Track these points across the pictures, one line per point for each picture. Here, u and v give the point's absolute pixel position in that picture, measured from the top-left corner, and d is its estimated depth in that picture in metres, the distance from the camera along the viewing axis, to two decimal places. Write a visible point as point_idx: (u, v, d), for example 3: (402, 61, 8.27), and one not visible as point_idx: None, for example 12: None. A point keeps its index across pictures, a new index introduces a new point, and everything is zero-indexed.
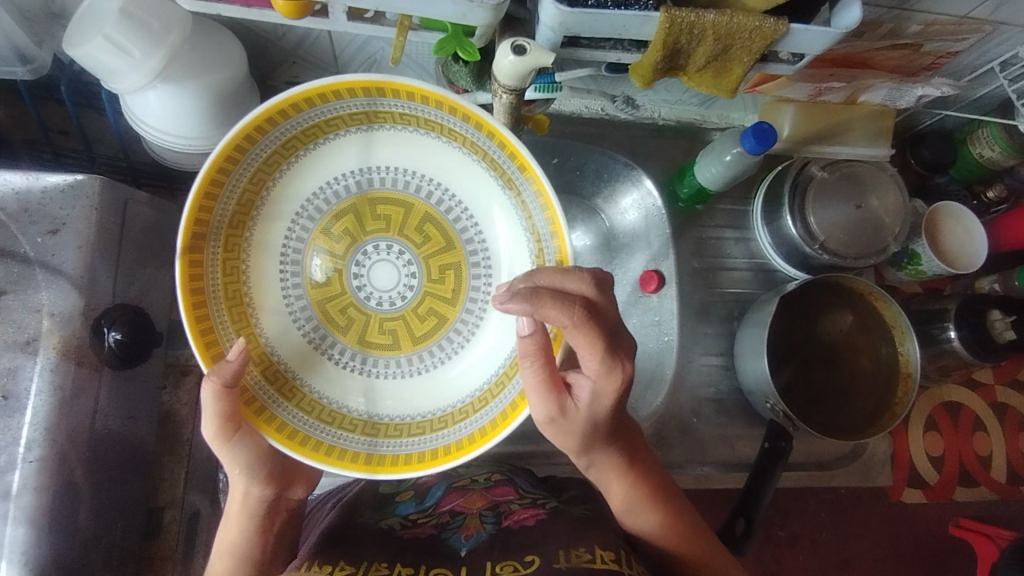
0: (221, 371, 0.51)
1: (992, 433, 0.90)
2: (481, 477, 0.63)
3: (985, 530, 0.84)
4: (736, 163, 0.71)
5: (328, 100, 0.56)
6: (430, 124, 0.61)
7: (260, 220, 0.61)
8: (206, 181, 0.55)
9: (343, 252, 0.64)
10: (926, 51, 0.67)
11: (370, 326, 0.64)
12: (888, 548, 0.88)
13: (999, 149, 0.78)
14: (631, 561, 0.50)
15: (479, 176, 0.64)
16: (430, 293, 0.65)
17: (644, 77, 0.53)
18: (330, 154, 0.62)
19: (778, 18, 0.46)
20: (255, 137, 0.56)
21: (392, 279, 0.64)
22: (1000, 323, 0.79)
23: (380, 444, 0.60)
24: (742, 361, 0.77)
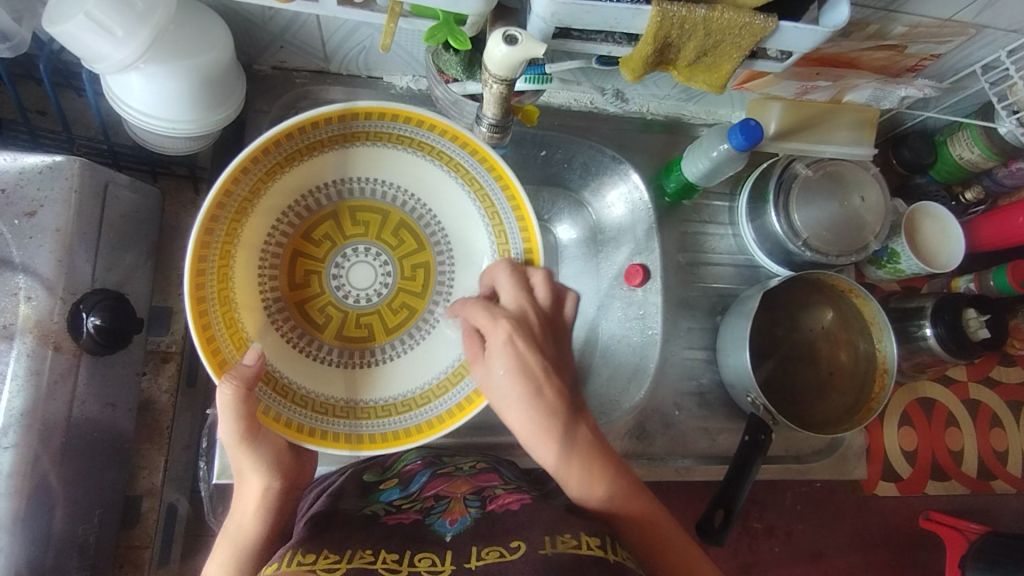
0: (241, 374, 0.54)
1: (964, 429, 0.92)
2: (466, 465, 0.63)
3: (955, 523, 0.86)
4: (721, 158, 0.72)
5: (325, 123, 0.60)
6: (421, 144, 0.64)
7: (248, 225, 0.61)
8: (219, 195, 0.57)
9: (322, 256, 0.65)
10: (910, 53, 0.68)
11: (347, 323, 0.65)
12: (859, 541, 0.90)
13: (979, 151, 0.79)
14: (616, 548, 0.50)
15: (455, 194, 0.66)
16: (404, 290, 0.67)
17: (634, 71, 0.53)
18: (313, 169, 0.63)
19: (768, 15, 0.47)
20: (268, 152, 0.58)
21: (368, 276, 0.66)
22: (975, 322, 0.81)
23: (359, 423, 0.61)
24: (725, 355, 0.78)
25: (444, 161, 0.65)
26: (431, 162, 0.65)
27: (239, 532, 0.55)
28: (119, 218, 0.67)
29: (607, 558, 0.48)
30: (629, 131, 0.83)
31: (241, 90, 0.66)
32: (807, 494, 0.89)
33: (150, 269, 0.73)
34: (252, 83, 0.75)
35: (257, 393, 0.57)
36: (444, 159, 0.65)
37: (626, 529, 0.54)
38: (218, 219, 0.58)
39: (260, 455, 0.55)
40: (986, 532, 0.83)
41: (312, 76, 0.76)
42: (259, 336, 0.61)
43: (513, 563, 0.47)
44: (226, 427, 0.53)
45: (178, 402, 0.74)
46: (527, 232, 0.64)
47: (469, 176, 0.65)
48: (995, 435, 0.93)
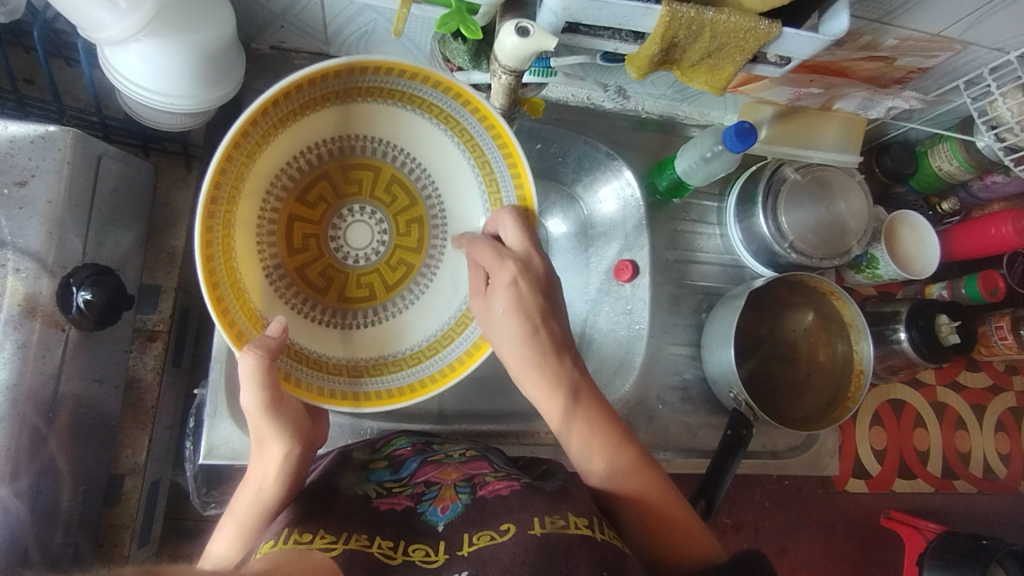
0: (264, 345, 0.55)
1: (930, 430, 0.96)
2: (456, 453, 0.64)
3: (915, 522, 0.91)
4: (715, 159, 0.74)
5: (313, 84, 0.58)
6: (413, 99, 0.62)
7: (245, 195, 0.59)
8: (216, 172, 0.55)
9: (318, 218, 0.65)
10: (899, 65, 0.70)
11: (345, 284, 0.66)
12: (824, 537, 0.93)
13: (957, 164, 0.83)
14: (603, 527, 0.52)
15: (446, 147, 0.65)
16: (399, 249, 0.67)
17: (639, 68, 0.54)
18: (304, 130, 0.62)
19: (772, 21, 0.48)
20: (260, 118, 0.56)
21: (365, 237, 0.67)
22: (946, 327, 0.85)
23: (372, 380, 0.63)
24: (709, 351, 0.80)
25: (433, 114, 0.63)
26: (420, 114, 0.64)
27: (254, 496, 0.56)
28: (109, 192, 0.66)
29: (594, 537, 0.50)
30: (622, 129, 0.84)
31: (240, 67, 0.65)
32: (776, 491, 0.92)
33: (140, 245, 0.72)
34: (250, 62, 0.74)
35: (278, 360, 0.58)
36: (433, 111, 0.63)
37: (622, 508, 0.57)
38: (218, 194, 0.56)
39: (276, 421, 0.56)
40: (944, 532, 0.87)
41: (311, 57, 0.76)
42: (267, 306, 0.61)
43: (506, 548, 0.48)
44: (253, 398, 0.55)
45: (163, 380, 0.74)
46: (521, 185, 0.63)
47: (459, 127, 0.63)
48: (959, 436, 0.97)
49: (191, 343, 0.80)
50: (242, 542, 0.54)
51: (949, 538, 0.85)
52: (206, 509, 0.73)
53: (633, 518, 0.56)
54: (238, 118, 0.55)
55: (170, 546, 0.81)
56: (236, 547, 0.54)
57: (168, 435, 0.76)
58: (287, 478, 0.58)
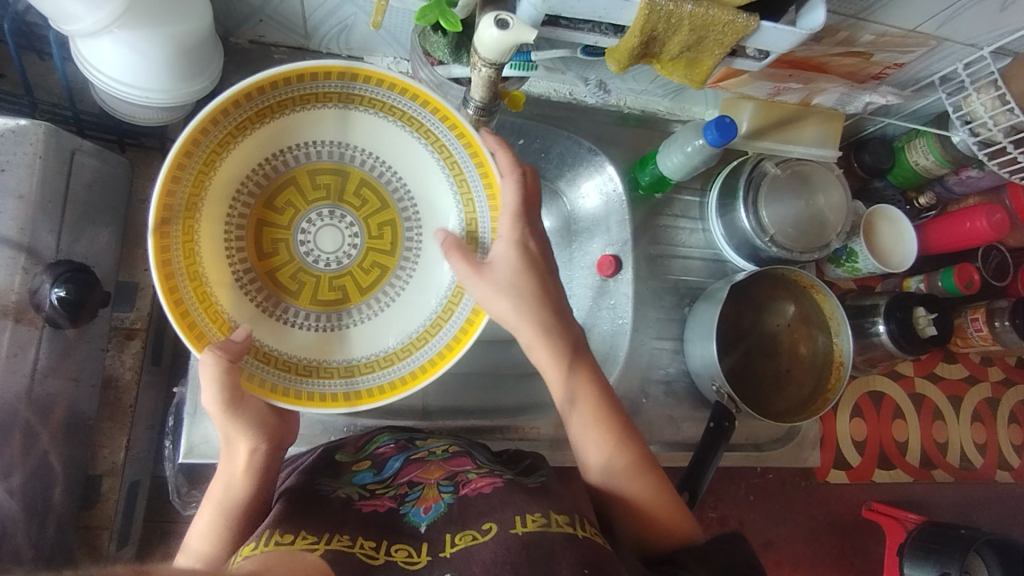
0: (225, 347, 0.55)
1: (909, 422, 0.97)
2: (439, 450, 0.64)
3: (896, 514, 0.92)
4: (696, 153, 0.74)
5: (267, 90, 0.58)
6: (374, 102, 0.62)
7: (207, 202, 0.59)
8: (168, 179, 0.55)
9: (288, 223, 0.64)
10: (875, 60, 0.71)
11: (319, 287, 0.65)
12: (808, 529, 0.94)
13: (933, 159, 0.84)
14: (584, 524, 0.52)
15: (411, 148, 0.65)
16: (371, 252, 0.66)
17: (620, 62, 0.53)
18: (266, 138, 0.61)
19: (750, 14, 0.48)
20: (212, 126, 0.56)
21: (337, 241, 0.65)
22: (924, 319, 0.86)
23: (355, 381, 0.62)
24: (692, 346, 0.81)
25: (394, 115, 0.63)
26: (381, 116, 0.63)
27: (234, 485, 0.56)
28: (84, 188, 0.65)
29: (576, 535, 0.50)
30: (605, 124, 0.85)
31: (216, 60, 0.65)
32: (759, 485, 0.93)
33: (117, 242, 0.71)
34: (228, 56, 0.74)
35: (242, 361, 0.58)
36: (395, 112, 0.63)
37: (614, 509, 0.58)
38: (172, 202, 0.56)
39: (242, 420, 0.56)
40: (923, 521, 0.88)
41: (291, 52, 0.75)
42: (234, 310, 0.60)
43: (487, 548, 0.48)
44: (213, 397, 0.54)
45: (142, 379, 0.73)
46: (493, 198, 0.64)
47: (423, 127, 0.63)
48: (937, 427, 0.98)
49: (171, 343, 0.79)
50: (220, 539, 0.54)
51: (931, 528, 0.86)
52: (186, 510, 0.72)
53: (627, 518, 0.58)
54: (186, 126, 0.54)
55: (150, 548, 0.80)
56: (216, 545, 0.54)
57: (147, 435, 0.75)
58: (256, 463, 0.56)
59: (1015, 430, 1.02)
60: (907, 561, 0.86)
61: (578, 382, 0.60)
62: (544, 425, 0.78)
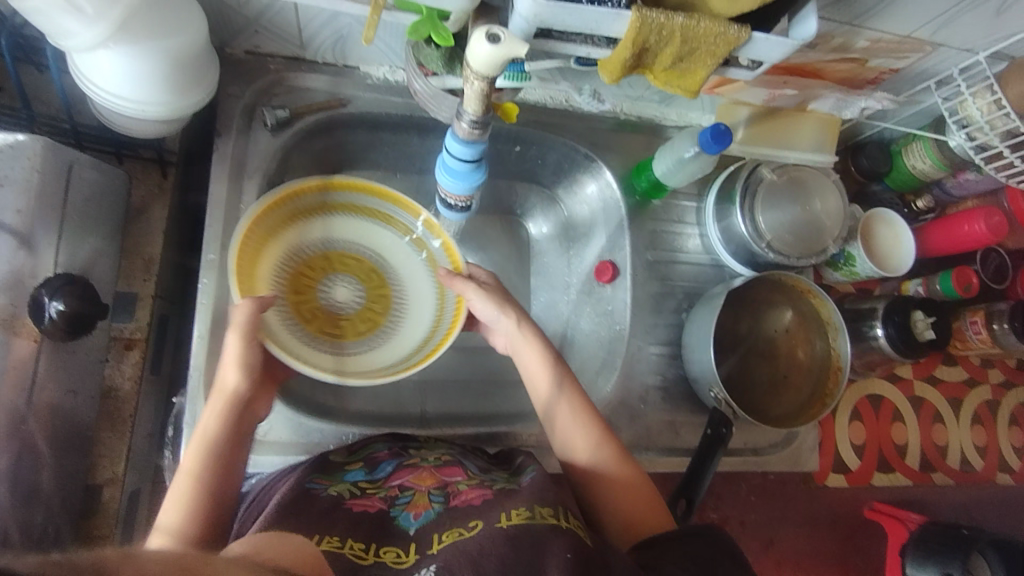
0: (262, 299, 0.62)
1: (908, 425, 0.97)
2: (431, 456, 0.64)
3: (897, 514, 0.91)
4: (694, 159, 0.75)
5: (304, 194, 0.72)
6: (364, 210, 0.77)
7: (263, 267, 0.69)
8: (237, 242, 0.65)
9: (308, 289, 0.74)
10: (870, 66, 0.72)
11: (329, 325, 0.73)
12: (810, 528, 0.90)
13: (930, 163, 0.84)
14: (568, 516, 0.53)
15: (391, 237, 0.79)
16: (369, 308, 0.76)
17: (612, 73, 0.53)
18: (295, 235, 0.73)
19: (741, 26, 0.49)
20: (275, 209, 0.70)
21: (346, 295, 0.76)
22: (921, 323, 0.86)
23: (396, 364, 0.71)
24: (690, 351, 0.81)
25: (378, 219, 0.78)
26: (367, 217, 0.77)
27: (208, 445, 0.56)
28: (82, 200, 0.66)
29: (560, 526, 0.51)
30: (601, 130, 0.85)
31: (212, 73, 0.65)
32: (760, 484, 0.89)
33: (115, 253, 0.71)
34: (225, 67, 0.75)
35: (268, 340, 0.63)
36: (377, 216, 0.78)
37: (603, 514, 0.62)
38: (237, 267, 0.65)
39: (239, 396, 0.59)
40: (927, 522, 0.88)
41: (286, 62, 0.76)
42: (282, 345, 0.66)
43: (474, 540, 0.49)
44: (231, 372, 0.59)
45: (141, 390, 0.73)
46: (449, 252, 0.76)
47: (395, 220, 0.78)
48: (936, 430, 0.98)
49: (170, 350, 0.79)
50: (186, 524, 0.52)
51: (935, 529, 0.85)
52: None
53: (614, 506, 0.61)
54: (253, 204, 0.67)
55: None
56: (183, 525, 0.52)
57: (146, 445, 0.76)
58: (238, 429, 0.58)
59: (1016, 432, 1.02)
60: (908, 562, 0.85)
61: (561, 372, 0.67)
62: (542, 431, 0.78)
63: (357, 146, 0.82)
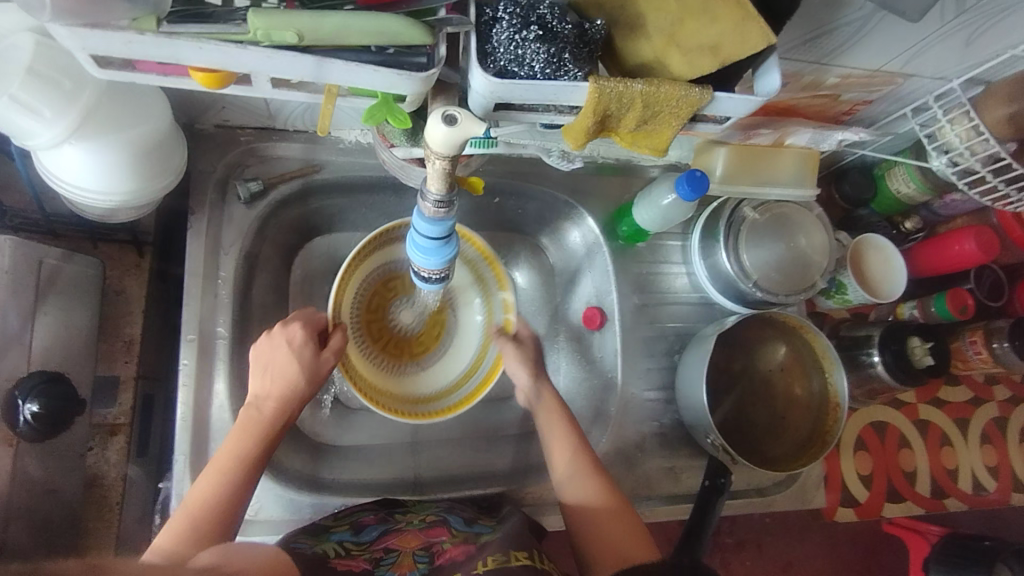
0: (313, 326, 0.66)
1: (916, 450, 0.95)
2: (417, 518, 0.63)
3: (918, 527, 0.88)
4: (672, 206, 0.74)
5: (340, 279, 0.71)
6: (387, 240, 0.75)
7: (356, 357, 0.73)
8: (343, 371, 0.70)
9: (379, 327, 0.78)
10: (844, 100, 0.73)
11: (409, 346, 0.79)
12: (830, 550, 0.88)
13: (914, 187, 0.83)
14: (542, 557, 0.57)
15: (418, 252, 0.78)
16: (431, 319, 0.80)
17: (577, 140, 0.52)
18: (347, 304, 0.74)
19: (703, 87, 0.48)
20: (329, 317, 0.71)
21: (410, 317, 0.79)
22: (919, 349, 0.85)
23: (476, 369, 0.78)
24: (684, 395, 0.79)
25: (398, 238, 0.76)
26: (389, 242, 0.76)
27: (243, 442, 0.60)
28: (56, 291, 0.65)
29: (532, 566, 0.55)
30: (580, 175, 0.84)
31: (181, 155, 0.65)
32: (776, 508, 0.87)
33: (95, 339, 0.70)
34: (196, 143, 0.75)
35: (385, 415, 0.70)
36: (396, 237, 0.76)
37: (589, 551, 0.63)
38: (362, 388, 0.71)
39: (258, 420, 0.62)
40: (948, 533, 0.84)
41: (257, 133, 0.76)
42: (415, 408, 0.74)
43: None
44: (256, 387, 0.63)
45: (128, 475, 0.72)
46: (472, 242, 0.76)
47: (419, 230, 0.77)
48: (945, 453, 0.96)
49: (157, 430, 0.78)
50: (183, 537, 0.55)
51: (956, 542, 0.82)
52: None
53: (589, 537, 0.64)
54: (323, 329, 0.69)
55: None
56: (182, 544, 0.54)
57: None
58: (249, 460, 0.60)
59: None
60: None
61: (538, 413, 0.71)
62: (538, 488, 0.76)
63: (335, 210, 0.82)
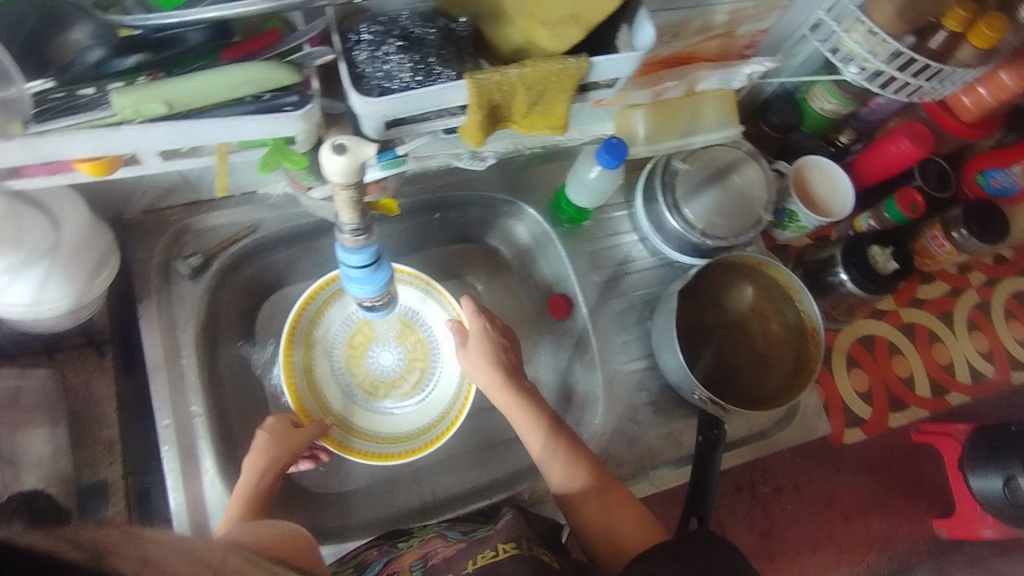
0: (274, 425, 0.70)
1: (908, 355, 0.95)
2: (420, 536, 0.67)
3: (945, 430, 0.91)
4: (600, 179, 0.74)
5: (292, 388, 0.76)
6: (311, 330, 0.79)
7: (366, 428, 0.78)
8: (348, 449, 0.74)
9: (370, 382, 0.81)
10: (742, 34, 0.72)
11: (399, 379, 0.82)
12: (867, 472, 0.91)
13: (836, 101, 0.84)
14: (531, 544, 0.59)
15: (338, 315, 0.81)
16: (401, 347, 0.83)
17: (476, 137, 0.53)
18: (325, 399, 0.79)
19: (579, 56, 0.48)
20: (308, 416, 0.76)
21: (385, 356, 0.82)
22: (881, 256, 0.85)
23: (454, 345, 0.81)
24: (662, 359, 0.79)
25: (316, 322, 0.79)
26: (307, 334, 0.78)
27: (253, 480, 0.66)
28: None
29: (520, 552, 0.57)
30: (513, 169, 0.84)
31: (108, 248, 0.65)
32: (804, 446, 0.89)
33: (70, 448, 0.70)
34: (127, 232, 0.74)
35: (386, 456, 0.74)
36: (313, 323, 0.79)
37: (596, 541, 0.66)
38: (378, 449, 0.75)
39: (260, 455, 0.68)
40: (973, 429, 0.88)
41: (186, 208, 0.75)
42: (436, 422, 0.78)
43: None
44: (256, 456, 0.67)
45: None
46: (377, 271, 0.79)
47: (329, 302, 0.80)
48: (937, 350, 0.96)
49: None
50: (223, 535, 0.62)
51: (982, 436, 0.86)
52: None
53: (591, 524, 0.66)
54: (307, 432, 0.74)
55: None
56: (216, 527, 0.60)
57: None
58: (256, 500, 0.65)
59: (1016, 326, 1.00)
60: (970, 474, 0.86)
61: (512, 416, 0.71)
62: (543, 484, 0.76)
63: (283, 263, 0.82)
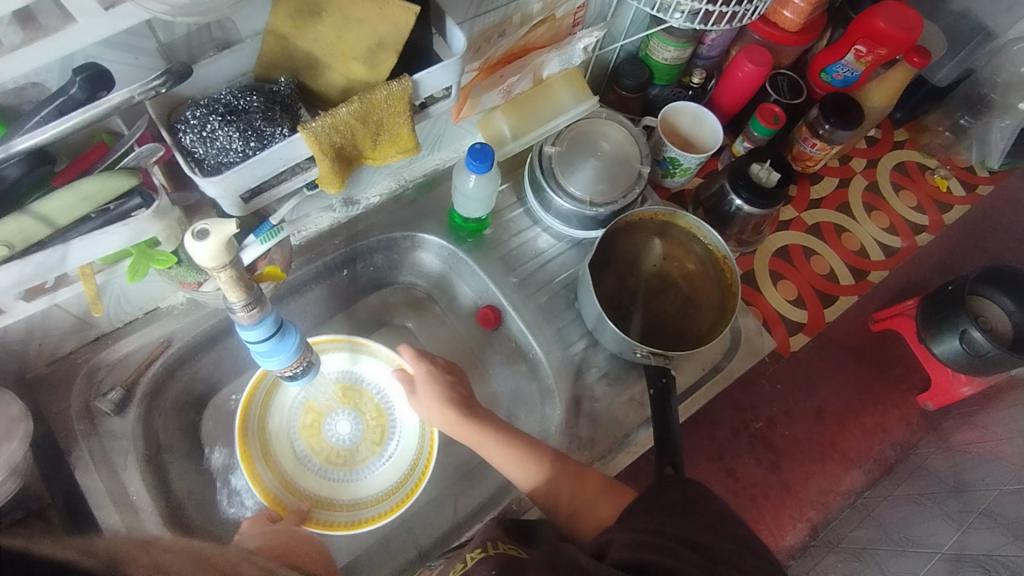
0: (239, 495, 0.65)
1: (822, 252, 1.00)
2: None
3: (897, 310, 0.94)
4: (481, 185, 0.77)
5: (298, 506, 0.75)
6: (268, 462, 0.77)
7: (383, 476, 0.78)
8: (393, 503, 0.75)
9: (348, 452, 0.81)
10: (562, 15, 0.73)
11: (366, 434, 0.81)
12: (843, 374, 0.94)
13: (673, 49, 0.89)
14: (498, 543, 0.59)
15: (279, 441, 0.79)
16: (344, 409, 0.82)
17: (333, 181, 0.56)
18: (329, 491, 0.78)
19: (399, 77, 0.51)
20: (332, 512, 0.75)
21: (340, 429, 0.81)
22: (763, 171, 0.89)
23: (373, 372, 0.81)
24: (599, 332, 0.81)
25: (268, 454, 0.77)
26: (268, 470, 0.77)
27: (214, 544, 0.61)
28: None
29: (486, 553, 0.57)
30: (404, 204, 0.85)
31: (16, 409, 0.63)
32: (777, 370, 0.92)
33: None
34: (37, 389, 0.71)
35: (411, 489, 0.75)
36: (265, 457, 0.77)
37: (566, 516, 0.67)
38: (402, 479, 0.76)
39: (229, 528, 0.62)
40: (920, 300, 0.91)
41: (92, 346, 0.74)
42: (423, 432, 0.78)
43: None
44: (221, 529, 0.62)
45: None
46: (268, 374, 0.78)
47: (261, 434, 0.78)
48: (846, 239, 1.01)
49: None
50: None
51: (929, 302, 0.89)
52: None
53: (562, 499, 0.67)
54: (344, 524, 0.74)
55: None
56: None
57: None
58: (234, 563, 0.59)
59: (907, 194, 1.06)
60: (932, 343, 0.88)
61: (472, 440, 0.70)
62: None
63: (210, 368, 0.80)
